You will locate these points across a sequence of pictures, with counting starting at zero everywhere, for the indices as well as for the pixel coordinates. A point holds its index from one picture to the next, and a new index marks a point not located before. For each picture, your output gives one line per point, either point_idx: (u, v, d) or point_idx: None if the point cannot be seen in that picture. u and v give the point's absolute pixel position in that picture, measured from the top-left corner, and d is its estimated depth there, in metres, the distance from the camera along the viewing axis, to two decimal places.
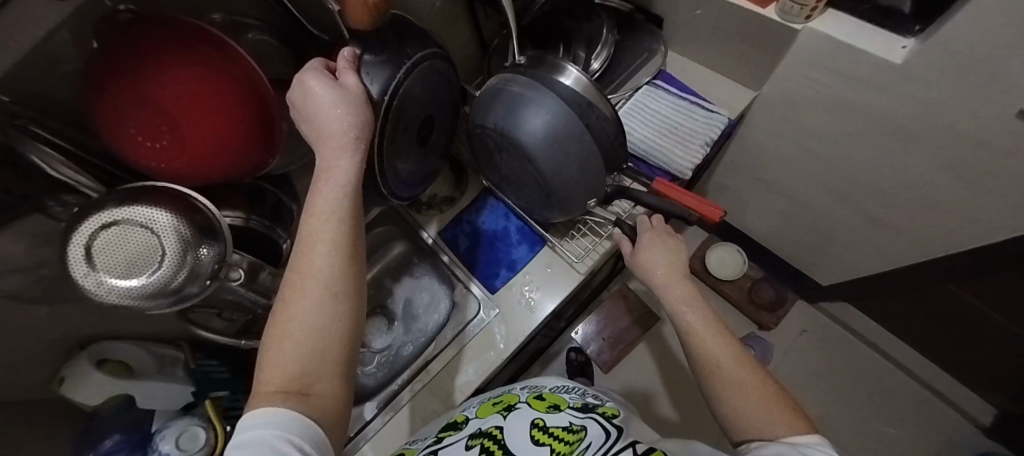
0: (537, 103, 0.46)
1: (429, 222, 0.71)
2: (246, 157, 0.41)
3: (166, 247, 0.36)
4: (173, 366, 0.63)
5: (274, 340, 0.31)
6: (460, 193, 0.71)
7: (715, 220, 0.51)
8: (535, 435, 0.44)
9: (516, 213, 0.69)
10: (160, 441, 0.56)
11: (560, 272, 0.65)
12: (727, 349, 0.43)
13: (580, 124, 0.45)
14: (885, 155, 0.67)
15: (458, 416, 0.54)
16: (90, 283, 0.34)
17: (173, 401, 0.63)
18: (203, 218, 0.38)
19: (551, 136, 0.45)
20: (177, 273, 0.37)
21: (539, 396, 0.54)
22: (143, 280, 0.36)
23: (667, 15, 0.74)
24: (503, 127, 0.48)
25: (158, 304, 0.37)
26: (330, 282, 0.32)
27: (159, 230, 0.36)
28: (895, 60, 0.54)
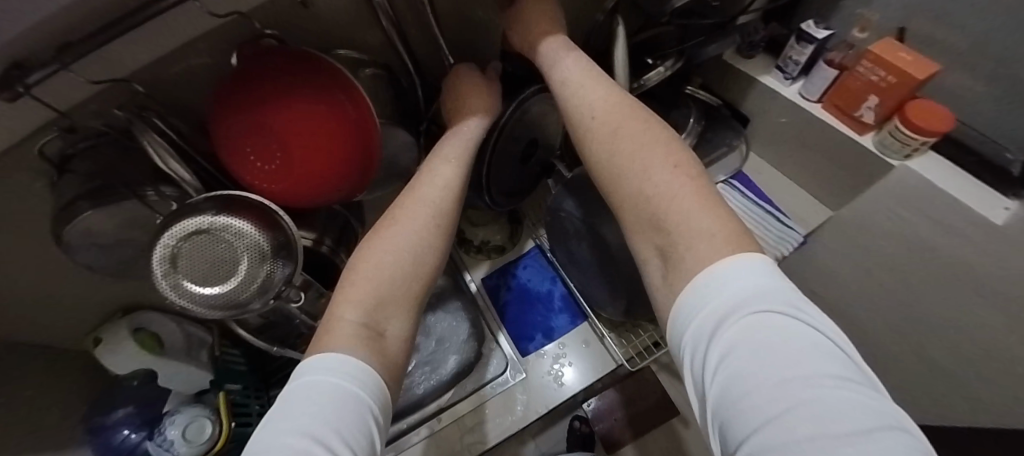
0: None
1: (475, 266, 0.73)
2: (338, 192, 0.41)
3: (245, 261, 0.38)
4: (199, 350, 0.63)
5: (351, 281, 0.31)
6: (512, 245, 0.73)
7: None
8: None
9: (563, 279, 0.70)
10: (168, 426, 0.56)
11: (593, 351, 0.64)
12: None
13: None
14: None
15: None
16: (167, 284, 0.36)
17: (190, 386, 0.61)
18: (283, 237, 0.39)
19: None
20: (247, 289, 0.38)
21: None
22: (218, 289, 0.37)
23: (753, 116, 0.74)
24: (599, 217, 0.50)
25: (222, 314, 0.38)
26: (419, 242, 0.34)
27: (242, 244, 0.37)
28: (996, 221, 0.50)
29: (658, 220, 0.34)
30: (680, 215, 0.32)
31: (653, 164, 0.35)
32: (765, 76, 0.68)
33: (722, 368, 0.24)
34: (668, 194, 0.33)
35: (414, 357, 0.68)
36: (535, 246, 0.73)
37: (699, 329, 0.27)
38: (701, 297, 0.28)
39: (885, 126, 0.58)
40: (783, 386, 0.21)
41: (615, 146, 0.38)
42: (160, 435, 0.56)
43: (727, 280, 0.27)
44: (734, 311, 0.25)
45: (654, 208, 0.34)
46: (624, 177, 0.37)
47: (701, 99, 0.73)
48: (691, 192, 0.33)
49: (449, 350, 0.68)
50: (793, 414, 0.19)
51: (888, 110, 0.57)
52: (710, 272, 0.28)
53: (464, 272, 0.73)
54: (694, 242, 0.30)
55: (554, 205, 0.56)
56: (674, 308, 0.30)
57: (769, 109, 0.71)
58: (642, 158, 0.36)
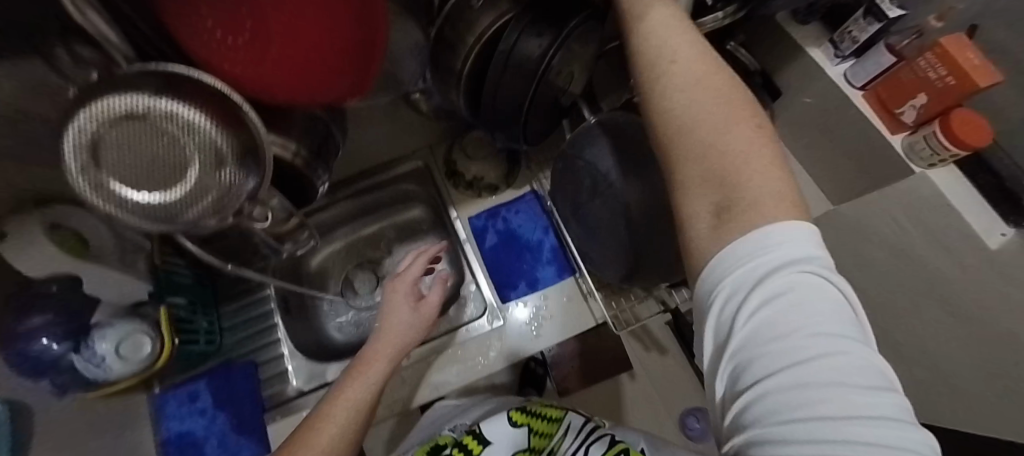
0: None
1: (461, 203, 0.68)
2: (321, 93, 0.33)
3: (198, 166, 0.28)
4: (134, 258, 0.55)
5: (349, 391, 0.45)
6: (505, 186, 0.67)
7: None
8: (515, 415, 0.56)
9: (555, 231, 0.65)
10: (97, 339, 0.48)
11: (575, 309, 0.62)
12: None
13: None
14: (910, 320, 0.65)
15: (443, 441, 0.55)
16: (86, 184, 0.25)
17: (122, 295, 0.54)
18: (248, 137, 0.31)
19: None
20: (204, 199, 0.28)
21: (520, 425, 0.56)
22: (163, 197, 0.27)
23: (786, 89, 0.69)
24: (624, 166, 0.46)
25: (167, 229, 0.29)
26: (344, 427, 0.42)
27: (194, 143, 0.28)
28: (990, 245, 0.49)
29: (733, 177, 0.27)
30: (745, 172, 0.27)
31: (729, 133, 0.28)
32: (813, 49, 0.61)
33: (753, 327, 0.22)
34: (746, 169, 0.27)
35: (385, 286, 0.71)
36: (532, 192, 0.67)
37: (732, 280, 0.24)
38: (747, 249, 0.24)
39: (923, 130, 0.55)
40: (813, 369, 0.19)
41: (684, 83, 0.30)
42: (88, 349, 0.48)
43: (776, 250, 0.23)
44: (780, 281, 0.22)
45: (722, 161, 0.27)
46: (696, 127, 0.28)
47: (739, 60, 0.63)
48: (765, 155, 0.28)
49: None
50: (818, 384, 0.19)
51: (931, 114, 0.53)
52: (763, 235, 0.24)
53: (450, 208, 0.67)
54: (762, 201, 0.25)
55: (569, 149, 0.50)
56: (705, 247, 0.27)
57: (808, 85, 0.65)
58: (713, 103, 0.29)
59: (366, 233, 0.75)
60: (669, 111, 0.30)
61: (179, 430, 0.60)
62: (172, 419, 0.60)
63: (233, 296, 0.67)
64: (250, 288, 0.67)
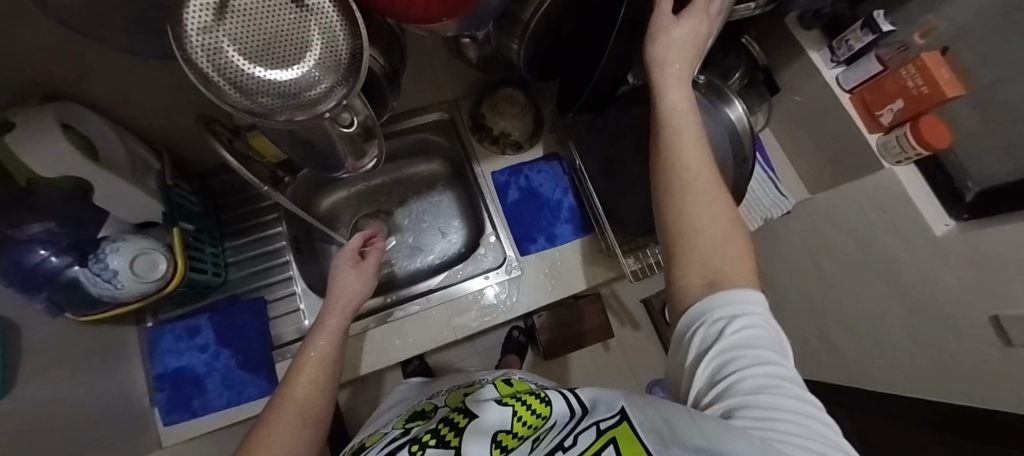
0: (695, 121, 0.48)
1: (485, 158, 0.69)
2: (425, 6, 0.29)
3: (313, 49, 0.27)
4: (146, 175, 0.51)
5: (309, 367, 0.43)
6: (528, 146, 0.70)
7: None
8: (505, 400, 0.35)
9: (574, 191, 0.68)
10: (109, 252, 0.45)
11: (588, 264, 0.66)
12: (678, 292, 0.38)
13: (727, 156, 0.48)
14: (861, 297, 0.76)
15: (426, 404, 0.53)
16: (198, 42, 0.23)
17: (133, 213, 0.50)
18: (359, 34, 0.29)
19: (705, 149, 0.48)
20: (310, 87, 0.28)
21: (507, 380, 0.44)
22: (271, 76, 0.26)
23: (784, 86, 0.77)
24: None
25: (267, 107, 0.27)
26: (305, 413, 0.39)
27: (315, 22, 0.27)
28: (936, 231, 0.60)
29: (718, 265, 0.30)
30: (727, 259, 0.30)
31: (712, 232, 0.31)
32: (814, 52, 0.69)
33: (729, 374, 0.25)
34: (723, 260, 0.30)
35: (396, 236, 0.74)
36: (553, 155, 0.70)
37: (703, 336, 0.28)
38: (718, 305, 0.28)
39: (896, 130, 0.63)
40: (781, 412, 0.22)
41: (684, 173, 0.32)
42: (95, 262, 0.45)
43: (734, 305, 0.28)
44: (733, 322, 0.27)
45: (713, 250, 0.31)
46: (688, 218, 0.32)
47: (750, 54, 0.72)
48: (740, 242, 0.31)
49: (432, 239, 0.74)
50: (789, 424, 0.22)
51: (907, 116, 0.62)
52: (717, 297, 0.28)
53: (474, 161, 0.69)
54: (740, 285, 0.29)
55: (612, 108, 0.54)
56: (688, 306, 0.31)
57: (803, 85, 0.74)
58: (706, 191, 0.32)
59: (379, 182, 0.74)
60: (665, 198, 0.33)
61: (177, 365, 0.57)
62: (168, 353, 0.57)
63: (239, 231, 0.64)
64: (258, 225, 0.64)
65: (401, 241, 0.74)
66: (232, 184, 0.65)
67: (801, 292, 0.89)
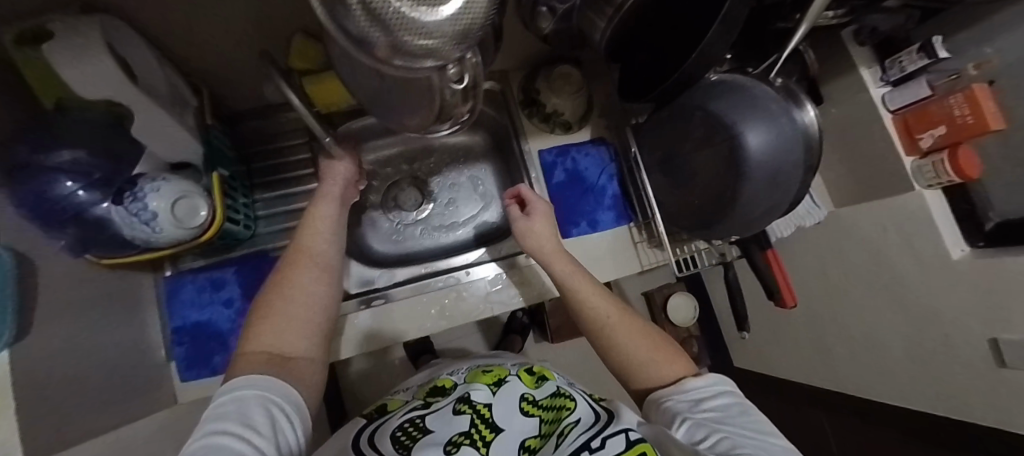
0: (766, 121, 0.47)
1: (533, 135, 0.67)
2: None
3: None
4: (183, 111, 0.47)
5: (299, 266, 0.44)
6: (577, 127, 0.68)
7: (789, 307, 0.61)
8: (525, 406, 0.43)
9: (619, 179, 0.67)
10: (147, 191, 0.41)
11: (626, 253, 0.66)
12: (645, 346, 0.47)
13: (798, 159, 0.47)
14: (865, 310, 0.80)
15: (445, 380, 0.55)
16: None
17: (168, 151, 0.46)
18: None
19: (775, 150, 0.47)
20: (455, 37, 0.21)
21: (529, 370, 0.53)
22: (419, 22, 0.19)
23: (825, 99, 0.78)
24: (732, 124, 0.48)
25: (390, 52, 0.21)
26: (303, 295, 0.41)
27: None
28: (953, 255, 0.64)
29: (633, 363, 0.46)
30: (639, 358, 0.46)
31: (643, 353, 0.46)
32: (865, 69, 0.70)
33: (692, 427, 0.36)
34: (661, 373, 0.45)
35: (427, 205, 0.71)
36: (601, 140, 0.69)
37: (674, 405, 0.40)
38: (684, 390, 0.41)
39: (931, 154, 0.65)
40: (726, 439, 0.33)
41: (596, 314, 0.49)
42: (132, 200, 0.41)
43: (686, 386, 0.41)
44: (711, 408, 0.38)
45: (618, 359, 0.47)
46: (615, 345, 0.47)
47: (802, 60, 0.72)
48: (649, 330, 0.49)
49: (464, 213, 0.71)
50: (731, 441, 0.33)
51: (945, 143, 0.63)
52: (683, 388, 0.41)
53: (522, 137, 0.66)
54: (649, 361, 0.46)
55: (682, 99, 0.53)
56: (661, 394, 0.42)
57: (846, 100, 0.75)
58: (615, 313, 0.49)
59: (416, 148, 0.71)
60: (610, 347, 0.47)
61: (198, 319, 0.54)
62: (190, 306, 0.54)
63: (268, 183, 0.60)
64: (289, 180, 0.60)
65: (433, 211, 0.71)
66: (262, 134, 0.60)
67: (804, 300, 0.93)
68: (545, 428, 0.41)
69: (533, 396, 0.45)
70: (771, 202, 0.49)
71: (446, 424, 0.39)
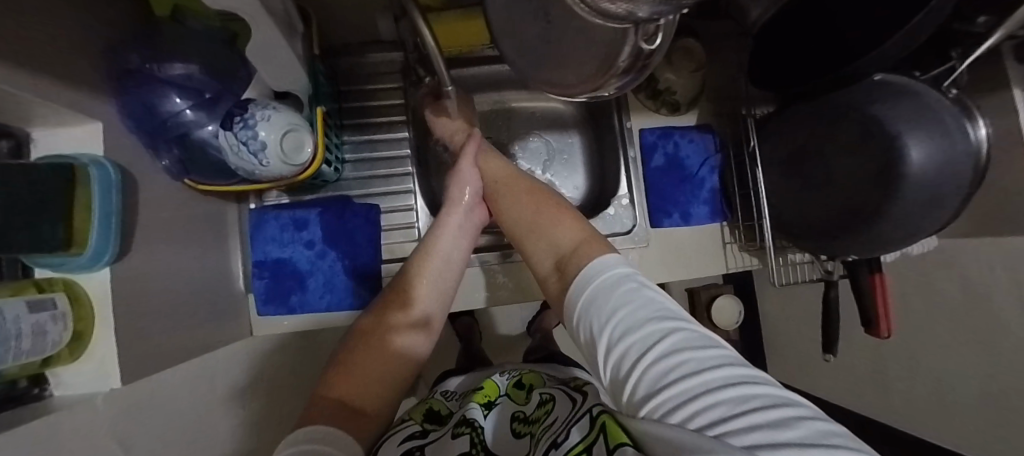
0: (937, 133, 0.40)
1: (636, 112, 0.62)
2: None
3: None
4: (295, 35, 0.43)
5: (391, 314, 0.45)
6: (685, 109, 0.62)
7: (884, 337, 0.57)
8: (515, 426, 0.40)
9: (721, 172, 0.62)
10: (256, 119, 0.38)
11: (715, 253, 0.62)
12: (545, 220, 0.45)
13: (964, 182, 0.41)
14: None
15: (490, 383, 0.50)
16: None
17: (278, 78, 0.43)
18: None
19: (940, 170, 0.40)
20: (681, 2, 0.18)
21: (519, 382, 0.50)
22: None
23: None
24: (894, 133, 0.42)
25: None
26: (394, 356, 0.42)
27: None
28: None
29: (524, 236, 0.46)
30: (532, 234, 0.45)
31: (530, 222, 0.46)
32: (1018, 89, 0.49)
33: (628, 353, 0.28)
34: (548, 234, 0.44)
35: None
36: (708, 127, 0.63)
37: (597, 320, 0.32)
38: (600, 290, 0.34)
39: None
40: (675, 365, 0.25)
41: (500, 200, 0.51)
42: (240, 125, 0.38)
43: (604, 280, 0.35)
44: (620, 318, 0.30)
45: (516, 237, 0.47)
46: (513, 224, 0.48)
47: None
48: (536, 201, 0.47)
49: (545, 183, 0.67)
50: (677, 369, 0.24)
51: None
52: (593, 278, 0.35)
53: (625, 113, 0.62)
54: (541, 235, 0.44)
55: (834, 97, 0.47)
56: (580, 295, 0.36)
57: None
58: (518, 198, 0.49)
59: (504, 107, 0.67)
60: (511, 231, 0.48)
61: (278, 255, 0.53)
62: (271, 241, 0.52)
63: (358, 125, 0.57)
64: (379, 124, 0.57)
65: None
66: (357, 70, 0.56)
67: None
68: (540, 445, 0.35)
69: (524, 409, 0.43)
70: (918, 228, 0.43)
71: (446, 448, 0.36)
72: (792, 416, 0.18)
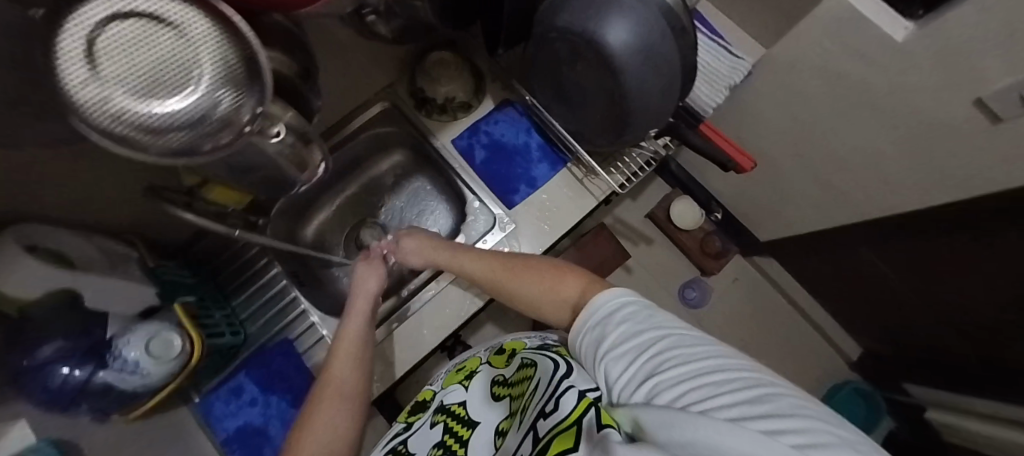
0: (623, 15, 0.44)
1: (441, 130, 0.68)
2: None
3: (204, 62, 0.26)
4: (125, 265, 0.52)
5: (325, 401, 0.49)
6: (478, 103, 0.67)
7: (746, 170, 0.60)
8: (498, 391, 0.59)
9: (538, 128, 0.67)
10: (123, 348, 0.46)
11: (577, 193, 0.65)
12: (542, 279, 0.48)
13: (671, 43, 0.45)
14: (848, 127, 0.74)
15: (473, 359, 0.72)
16: (92, 90, 0.23)
17: (129, 304, 0.51)
18: (242, 43, 0.28)
19: (642, 45, 0.45)
20: (215, 111, 0.27)
21: (497, 351, 0.69)
22: (178, 102, 0.25)
23: None
24: (593, 32, 0.46)
25: (169, 146, 0.27)
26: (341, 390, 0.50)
27: (190, 35, 0.26)
28: (897, 39, 0.54)
29: (534, 305, 0.48)
30: (536, 296, 0.48)
31: (535, 289, 0.48)
32: None
33: (648, 351, 0.37)
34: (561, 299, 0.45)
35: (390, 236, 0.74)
36: (509, 101, 0.68)
37: None
38: None
39: None
40: (685, 343, 0.34)
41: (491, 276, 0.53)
42: (117, 360, 0.46)
43: (608, 306, 0.38)
44: None
45: (515, 303, 0.51)
46: (516, 293, 0.50)
47: None
48: (529, 264, 0.51)
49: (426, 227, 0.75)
50: (686, 349, 0.33)
51: None
52: (599, 298, 0.39)
53: (431, 136, 0.68)
54: (556, 293, 0.46)
55: (540, 26, 0.51)
56: (594, 319, 0.46)
57: None
58: (501, 262, 0.54)
59: (355, 193, 0.75)
60: (510, 296, 0.51)
61: (236, 424, 0.60)
62: (224, 417, 0.60)
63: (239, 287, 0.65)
64: (256, 273, 0.66)
65: None
66: (218, 245, 0.65)
67: (788, 147, 0.89)
68: (512, 405, 0.53)
69: (502, 376, 0.62)
70: (663, 92, 0.48)
71: (428, 438, 0.61)
72: (779, 369, 0.28)
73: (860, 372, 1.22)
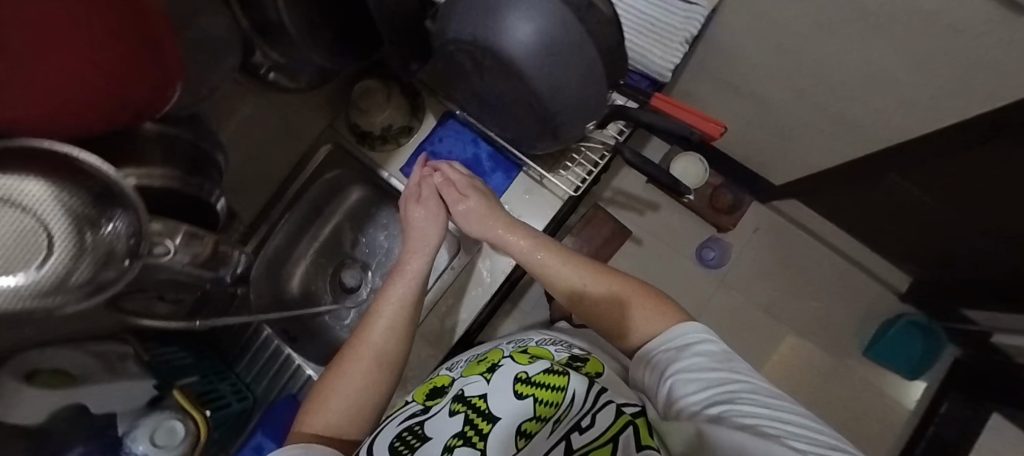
0: (515, 11, 0.38)
1: (388, 160, 0.65)
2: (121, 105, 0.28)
3: (49, 223, 0.24)
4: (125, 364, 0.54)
5: (360, 359, 0.48)
6: (418, 122, 0.64)
7: (717, 136, 0.53)
8: (519, 388, 0.52)
9: (485, 137, 0.63)
10: (132, 443, 0.51)
11: (539, 197, 0.61)
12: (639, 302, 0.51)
13: (581, 30, 0.38)
14: (842, 52, 0.63)
15: (496, 352, 0.64)
16: None
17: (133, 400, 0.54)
18: (90, 179, 0.25)
19: (546, 40, 0.38)
20: (81, 259, 0.25)
21: (523, 350, 0.62)
22: (30, 272, 0.22)
23: None
24: (487, 39, 0.40)
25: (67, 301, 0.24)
26: (377, 355, 0.49)
27: (32, 203, 0.23)
28: None
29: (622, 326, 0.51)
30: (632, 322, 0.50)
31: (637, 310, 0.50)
32: None
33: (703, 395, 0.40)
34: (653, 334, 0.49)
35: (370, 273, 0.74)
36: (449, 113, 0.64)
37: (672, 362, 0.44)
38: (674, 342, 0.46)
39: None
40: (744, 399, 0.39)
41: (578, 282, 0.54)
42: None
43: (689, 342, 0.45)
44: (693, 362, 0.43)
45: (606, 322, 0.52)
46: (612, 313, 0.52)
47: None
48: (628, 284, 0.53)
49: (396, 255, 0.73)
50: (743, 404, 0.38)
51: None
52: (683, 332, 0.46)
53: (378, 170, 0.65)
54: (649, 319, 0.49)
55: (436, 41, 0.45)
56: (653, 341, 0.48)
57: None
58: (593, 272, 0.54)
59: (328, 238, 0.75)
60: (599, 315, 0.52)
61: None
62: None
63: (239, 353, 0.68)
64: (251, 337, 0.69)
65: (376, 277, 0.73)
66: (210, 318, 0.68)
67: (782, 84, 0.78)
68: (538, 413, 0.48)
69: (526, 375, 0.54)
70: (587, 84, 0.41)
71: (444, 427, 0.49)
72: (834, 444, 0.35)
73: (912, 303, 1.11)
